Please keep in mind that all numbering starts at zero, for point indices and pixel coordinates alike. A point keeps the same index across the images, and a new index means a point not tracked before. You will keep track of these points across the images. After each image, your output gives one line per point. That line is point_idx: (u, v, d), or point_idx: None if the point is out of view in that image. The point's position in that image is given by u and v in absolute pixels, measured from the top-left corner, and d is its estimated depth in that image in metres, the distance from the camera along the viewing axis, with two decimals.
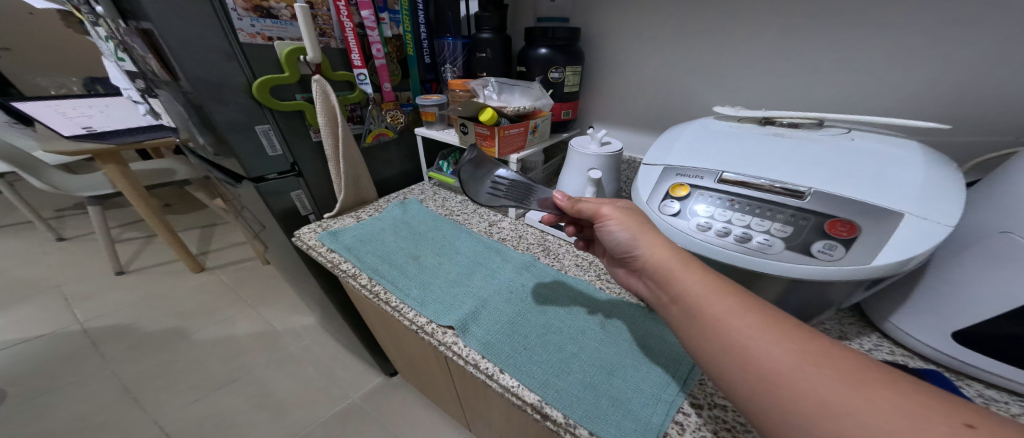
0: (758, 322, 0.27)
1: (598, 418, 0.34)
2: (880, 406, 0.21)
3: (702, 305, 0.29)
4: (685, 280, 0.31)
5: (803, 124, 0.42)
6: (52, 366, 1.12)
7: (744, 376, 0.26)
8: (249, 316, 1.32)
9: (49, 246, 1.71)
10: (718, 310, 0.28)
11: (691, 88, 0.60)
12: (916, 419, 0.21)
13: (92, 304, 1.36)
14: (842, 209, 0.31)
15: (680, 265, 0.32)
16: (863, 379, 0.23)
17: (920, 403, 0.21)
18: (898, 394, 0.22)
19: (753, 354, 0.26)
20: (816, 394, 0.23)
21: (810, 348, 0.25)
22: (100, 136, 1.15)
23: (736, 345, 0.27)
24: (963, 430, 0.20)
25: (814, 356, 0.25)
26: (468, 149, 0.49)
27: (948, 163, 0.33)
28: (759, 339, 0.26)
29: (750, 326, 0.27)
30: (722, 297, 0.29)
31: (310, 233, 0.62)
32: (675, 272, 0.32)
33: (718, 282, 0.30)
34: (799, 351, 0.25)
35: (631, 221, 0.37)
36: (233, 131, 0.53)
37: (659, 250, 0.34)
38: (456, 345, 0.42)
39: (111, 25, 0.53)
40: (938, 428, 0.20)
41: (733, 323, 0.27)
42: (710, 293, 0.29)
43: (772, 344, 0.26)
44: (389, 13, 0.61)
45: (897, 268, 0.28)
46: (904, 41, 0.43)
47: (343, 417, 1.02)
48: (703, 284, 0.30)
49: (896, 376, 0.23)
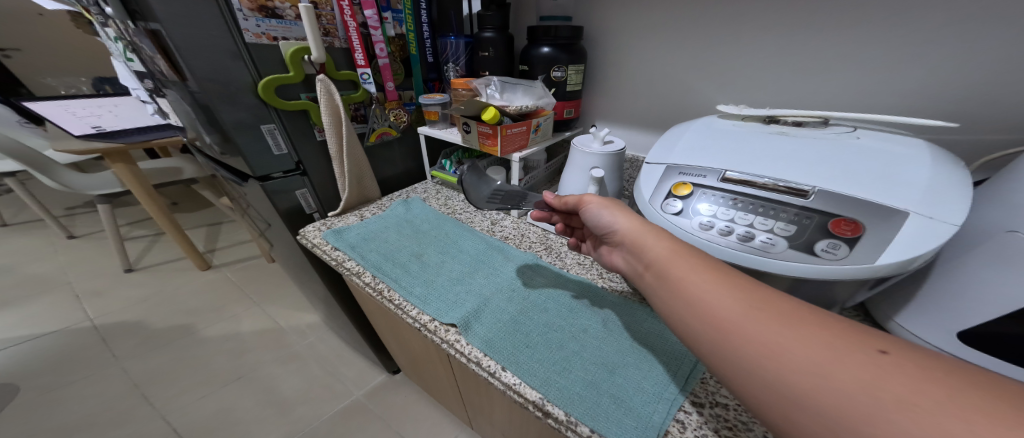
0: (710, 278, 0.27)
1: (599, 415, 0.34)
2: (812, 341, 0.22)
3: (668, 265, 0.30)
4: (653, 246, 0.32)
5: (808, 123, 0.42)
6: (64, 361, 1.15)
7: (699, 327, 0.26)
8: (255, 314, 1.34)
9: (60, 244, 1.74)
10: (682, 268, 0.29)
11: (693, 86, 0.59)
12: (838, 348, 0.22)
13: (103, 301, 1.38)
14: (845, 208, 0.31)
15: (652, 237, 0.33)
16: (796, 319, 0.24)
17: (842, 336, 0.22)
18: (825, 331, 0.23)
19: (708, 306, 0.26)
20: (758, 337, 0.23)
21: (755, 295, 0.26)
22: (110, 135, 1.16)
23: (694, 301, 0.27)
24: (876, 355, 0.21)
25: (758, 302, 0.25)
26: (465, 167, 0.55)
27: (955, 162, 0.33)
28: (713, 290, 0.27)
29: (706, 281, 0.27)
30: (684, 257, 0.30)
31: (315, 231, 0.62)
32: (647, 242, 0.32)
33: (684, 249, 0.31)
34: (745, 299, 0.26)
35: (609, 203, 0.38)
36: (241, 131, 0.54)
37: (638, 227, 0.34)
38: (458, 342, 0.42)
39: (120, 25, 0.54)
40: (856, 356, 0.21)
41: (693, 279, 0.28)
42: (677, 257, 0.30)
43: (723, 294, 0.26)
44: (392, 12, 0.61)
45: (902, 268, 0.28)
46: (909, 39, 0.43)
47: (347, 414, 1.03)
48: (668, 247, 0.31)
49: (822, 314, 0.24)
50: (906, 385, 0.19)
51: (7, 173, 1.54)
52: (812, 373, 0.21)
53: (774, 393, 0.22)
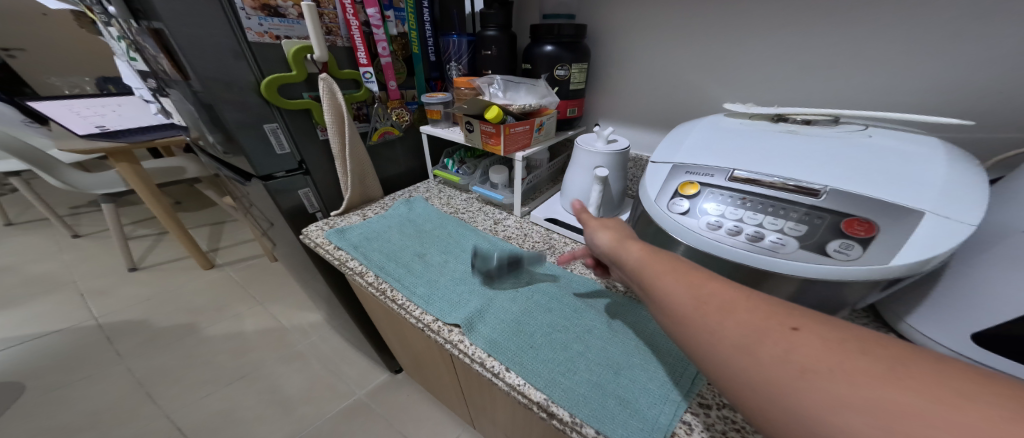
0: (666, 273, 0.27)
1: (604, 416, 0.34)
2: (740, 325, 0.22)
3: (636, 271, 0.30)
4: (627, 257, 0.31)
5: (818, 121, 0.41)
6: (68, 360, 1.15)
7: (664, 321, 0.26)
8: (258, 313, 1.34)
9: (65, 243, 1.75)
10: (643, 269, 0.29)
11: (698, 83, 0.59)
12: (761, 327, 0.22)
13: (107, 299, 1.39)
14: (858, 207, 0.30)
15: (631, 248, 0.32)
16: (728, 303, 0.24)
17: (768, 313, 0.22)
18: (753, 311, 0.23)
19: (665, 303, 0.26)
20: (704, 328, 0.23)
21: (696, 282, 0.26)
22: (115, 134, 1.16)
23: (655, 299, 0.27)
24: (789, 333, 0.21)
25: (698, 289, 0.25)
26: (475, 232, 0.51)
27: (970, 160, 0.32)
28: (663, 285, 0.27)
29: (660, 277, 0.27)
30: (652, 259, 0.29)
31: (318, 230, 0.62)
32: (625, 254, 0.32)
33: (658, 252, 0.30)
34: (688, 287, 0.26)
35: (594, 220, 0.37)
36: (243, 131, 0.54)
37: (619, 241, 0.33)
38: (461, 343, 0.42)
39: (123, 25, 0.54)
40: (776, 333, 0.21)
41: (651, 278, 0.28)
42: (650, 263, 0.29)
43: (669, 287, 0.26)
44: (394, 10, 0.61)
45: (917, 268, 0.27)
46: (919, 36, 0.42)
47: (349, 413, 1.03)
48: (638, 252, 0.31)
49: (753, 294, 0.24)
50: (820, 357, 0.20)
51: (12, 173, 1.55)
52: (745, 355, 0.21)
53: (718, 375, 0.23)
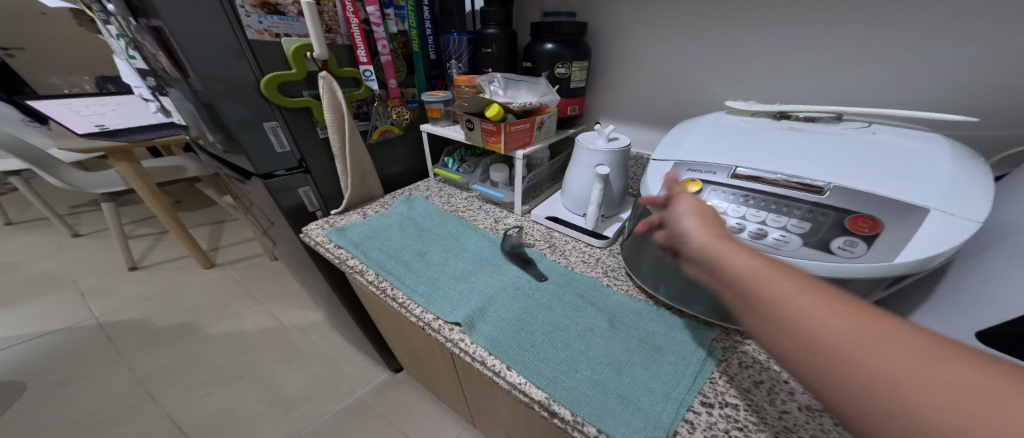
0: (802, 290, 0.21)
1: (606, 415, 0.33)
2: (951, 380, 0.16)
3: (750, 283, 0.23)
4: (734, 261, 0.24)
5: (820, 118, 0.41)
6: (69, 359, 1.15)
7: (802, 354, 0.20)
8: (258, 312, 1.34)
9: (65, 242, 1.75)
10: (765, 284, 0.22)
11: (700, 81, 0.58)
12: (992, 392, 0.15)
13: (107, 299, 1.39)
14: (863, 204, 0.30)
15: (732, 252, 0.25)
16: (922, 351, 0.17)
17: (994, 375, 0.16)
18: (967, 368, 0.16)
19: (811, 333, 0.20)
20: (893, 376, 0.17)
21: (860, 317, 0.19)
22: (114, 133, 1.15)
23: (789, 326, 0.21)
24: None
25: (865, 326, 0.19)
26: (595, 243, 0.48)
27: (974, 157, 0.32)
28: (807, 311, 0.20)
29: (799, 300, 0.21)
30: (777, 273, 0.23)
31: (318, 229, 0.62)
32: (723, 256, 0.25)
33: (775, 262, 0.24)
34: (847, 321, 0.19)
35: (688, 200, 0.30)
36: (243, 129, 0.53)
37: (715, 240, 0.26)
38: (462, 342, 0.42)
39: (122, 23, 0.54)
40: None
41: (783, 299, 0.21)
42: (772, 276, 0.22)
43: (820, 315, 0.20)
44: (394, 8, 0.61)
45: (923, 266, 0.27)
46: (922, 33, 0.42)
47: (350, 412, 1.02)
48: (750, 261, 0.24)
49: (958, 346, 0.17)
50: None
51: (12, 172, 1.54)
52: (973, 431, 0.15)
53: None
